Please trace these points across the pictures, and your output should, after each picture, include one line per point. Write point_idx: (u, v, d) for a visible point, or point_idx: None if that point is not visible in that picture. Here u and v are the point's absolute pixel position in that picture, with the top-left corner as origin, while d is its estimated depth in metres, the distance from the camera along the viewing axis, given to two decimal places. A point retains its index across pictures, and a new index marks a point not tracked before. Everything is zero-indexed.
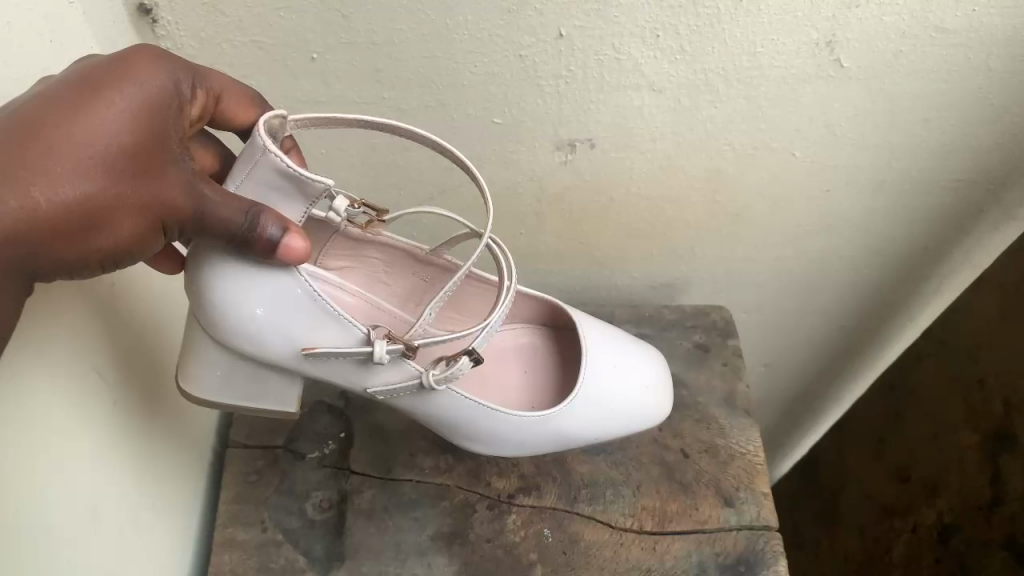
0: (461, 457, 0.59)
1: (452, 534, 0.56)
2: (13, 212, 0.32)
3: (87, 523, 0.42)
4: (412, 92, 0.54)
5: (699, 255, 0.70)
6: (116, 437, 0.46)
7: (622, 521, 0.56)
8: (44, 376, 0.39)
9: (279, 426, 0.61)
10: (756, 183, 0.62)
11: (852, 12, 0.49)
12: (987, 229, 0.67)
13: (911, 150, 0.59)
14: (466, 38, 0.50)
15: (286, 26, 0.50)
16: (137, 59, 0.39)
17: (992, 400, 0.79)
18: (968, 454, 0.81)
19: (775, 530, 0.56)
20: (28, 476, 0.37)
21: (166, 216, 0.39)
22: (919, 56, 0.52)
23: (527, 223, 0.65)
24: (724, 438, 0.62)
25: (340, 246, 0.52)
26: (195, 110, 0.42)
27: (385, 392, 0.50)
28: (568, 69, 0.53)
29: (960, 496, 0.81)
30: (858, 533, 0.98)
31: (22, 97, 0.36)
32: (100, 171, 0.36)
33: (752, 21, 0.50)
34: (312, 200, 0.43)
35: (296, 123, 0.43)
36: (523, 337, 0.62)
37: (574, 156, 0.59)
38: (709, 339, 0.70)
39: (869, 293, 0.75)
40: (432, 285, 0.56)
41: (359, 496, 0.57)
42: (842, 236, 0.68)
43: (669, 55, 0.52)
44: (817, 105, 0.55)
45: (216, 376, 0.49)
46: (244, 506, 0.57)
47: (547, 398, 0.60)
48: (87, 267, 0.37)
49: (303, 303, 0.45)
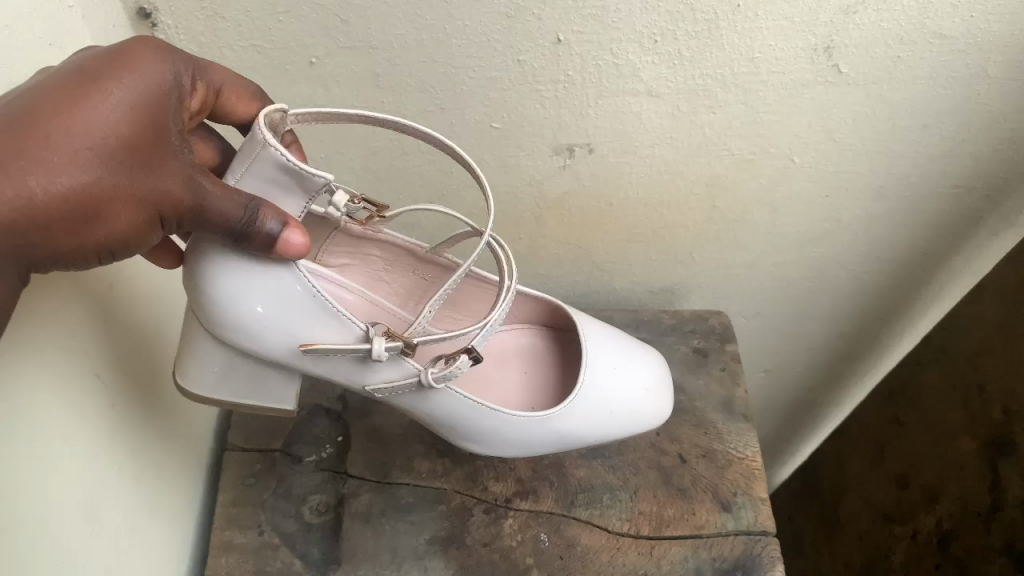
0: (459, 461, 0.60)
1: (448, 538, 0.55)
2: (10, 201, 0.32)
3: (87, 523, 0.43)
4: (412, 97, 0.54)
5: (699, 260, 0.70)
6: (113, 438, 0.46)
7: (619, 526, 0.56)
8: (43, 376, 0.40)
9: (276, 429, 0.61)
10: (755, 188, 0.62)
11: (850, 18, 0.49)
12: (986, 235, 0.67)
13: (910, 157, 0.59)
14: (465, 42, 0.51)
15: (286, 30, 0.50)
16: (137, 51, 0.39)
17: (991, 406, 0.76)
18: (968, 460, 0.79)
19: (772, 535, 0.56)
20: (26, 478, 0.38)
21: (164, 208, 0.39)
22: (918, 62, 0.52)
23: (527, 228, 0.65)
24: (722, 443, 0.62)
25: (341, 243, 0.52)
26: (194, 103, 0.43)
27: (384, 390, 0.50)
28: (566, 74, 0.53)
29: (960, 502, 0.79)
30: (858, 539, 0.96)
31: (22, 87, 0.36)
32: (98, 161, 0.36)
33: (750, 26, 0.50)
34: (312, 195, 0.43)
35: (296, 118, 0.44)
36: (523, 338, 0.63)
37: (573, 161, 0.59)
38: (708, 344, 0.70)
39: (869, 299, 0.75)
40: (433, 284, 0.56)
41: (356, 499, 0.57)
42: (842, 242, 0.68)
43: (668, 60, 0.52)
44: (816, 110, 0.55)
45: (215, 373, 0.49)
46: (241, 509, 0.57)
47: (546, 399, 0.60)
48: (84, 259, 0.37)
49: (303, 300, 0.46)
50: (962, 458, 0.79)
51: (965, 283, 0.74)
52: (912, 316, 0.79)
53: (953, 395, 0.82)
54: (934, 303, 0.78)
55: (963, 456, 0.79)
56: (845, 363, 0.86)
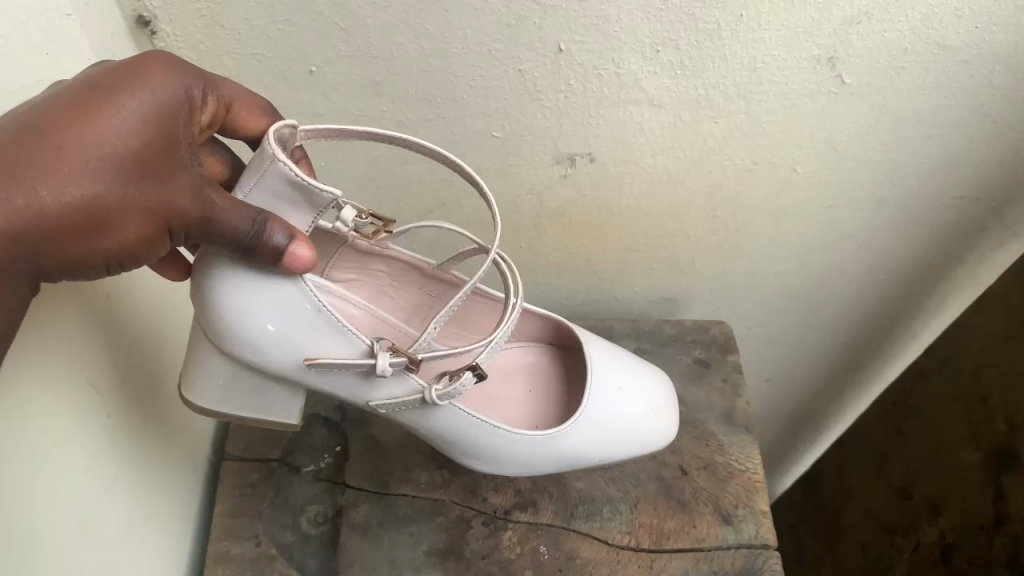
0: (458, 472, 0.59)
1: (447, 551, 0.55)
2: (18, 209, 0.32)
3: (86, 531, 0.43)
4: (411, 106, 0.54)
5: (700, 270, 0.70)
6: (113, 446, 0.46)
7: (618, 538, 0.56)
8: (45, 384, 0.40)
9: (275, 439, 0.61)
10: (756, 198, 0.61)
11: (853, 28, 0.49)
12: (990, 246, 0.67)
13: (912, 169, 0.59)
14: (464, 51, 0.50)
15: (285, 39, 0.50)
16: (149, 66, 0.39)
17: (995, 419, 0.74)
18: (970, 473, 0.77)
19: (773, 548, 0.56)
20: (23, 492, 0.37)
21: (172, 220, 0.38)
22: (921, 73, 0.52)
23: (527, 237, 0.65)
24: (723, 455, 0.61)
25: (347, 258, 0.52)
26: (205, 117, 0.42)
27: (388, 406, 0.50)
28: (567, 84, 0.52)
29: (963, 515, 0.78)
30: (859, 550, 0.94)
31: (35, 99, 0.36)
32: (107, 172, 0.36)
33: (753, 36, 0.49)
34: (319, 211, 0.43)
35: (307, 134, 0.43)
36: (528, 356, 0.62)
37: (574, 170, 0.59)
38: (709, 355, 0.69)
39: (872, 308, 0.75)
40: (438, 300, 0.56)
41: (354, 510, 0.57)
42: (844, 252, 0.67)
43: (669, 71, 0.52)
44: (818, 120, 0.55)
45: (218, 385, 0.48)
46: (238, 520, 0.56)
47: (550, 417, 0.59)
48: (89, 268, 0.37)
49: (308, 314, 0.45)
50: (965, 471, 0.78)
51: (969, 294, 0.74)
52: (915, 328, 0.79)
53: (955, 408, 0.81)
54: (937, 313, 0.77)
55: (966, 469, 0.78)
56: (846, 373, 0.86)
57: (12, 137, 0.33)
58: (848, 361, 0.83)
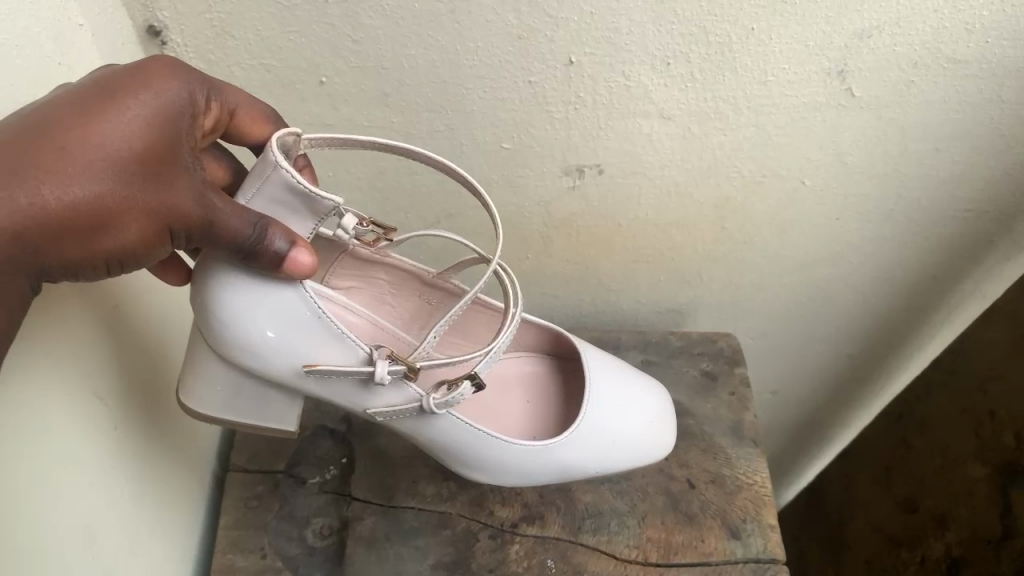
0: (465, 484, 0.59)
1: (453, 564, 0.55)
2: (22, 208, 0.32)
3: (86, 543, 0.42)
4: (420, 117, 0.54)
5: (706, 282, 0.69)
6: (115, 456, 0.46)
7: (626, 552, 0.55)
8: (44, 393, 0.39)
9: (280, 450, 0.60)
10: (764, 210, 0.61)
11: (863, 42, 0.49)
12: (998, 258, 0.67)
13: (922, 180, 0.59)
14: (476, 63, 0.50)
15: (296, 49, 0.50)
16: (153, 69, 0.39)
17: (1003, 433, 0.73)
18: (978, 486, 0.76)
19: (781, 563, 0.55)
20: (21, 507, 0.36)
21: (173, 222, 0.38)
22: (930, 87, 0.52)
23: (534, 247, 0.65)
24: (730, 468, 0.61)
25: (347, 265, 0.52)
26: (208, 121, 0.42)
27: (385, 414, 0.49)
28: (578, 96, 0.52)
29: (971, 527, 0.77)
30: (863, 564, 0.94)
31: (40, 99, 0.36)
32: (109, 173, 0.35)
33: (764, 49, 0.49)
34: (321, 217, 0.42)
35: (310, 142, 0.43)
36: (527, 365, 0.62)
37: (583, 182, 0.59)
38: (716, 367, 0.69)
39: (878, 319, 0.75)
40: (438, 308, 0.55)
41: (360, 523, 0.56)
42: (850, 264, 0.67)
43: (680, 83, 0.51)
44: (828, 132, 0.55)
45: (217, 391, 0.48)
46: (244, 532, 0.56)
47: (548, 427, 0.59)
48: (89, 270, 0.36)
49: (307, 320, 0.45)
50: (973, 484, 0.77)
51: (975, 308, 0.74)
52: (920, 339, 0.78)
53: (961, 419, 0.79)
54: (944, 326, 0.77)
55: (974, 483, 0.77)
56: (850, 382, 0.86)
57: (17, 137, 0.33)
58: (852, 370, 0.83)
